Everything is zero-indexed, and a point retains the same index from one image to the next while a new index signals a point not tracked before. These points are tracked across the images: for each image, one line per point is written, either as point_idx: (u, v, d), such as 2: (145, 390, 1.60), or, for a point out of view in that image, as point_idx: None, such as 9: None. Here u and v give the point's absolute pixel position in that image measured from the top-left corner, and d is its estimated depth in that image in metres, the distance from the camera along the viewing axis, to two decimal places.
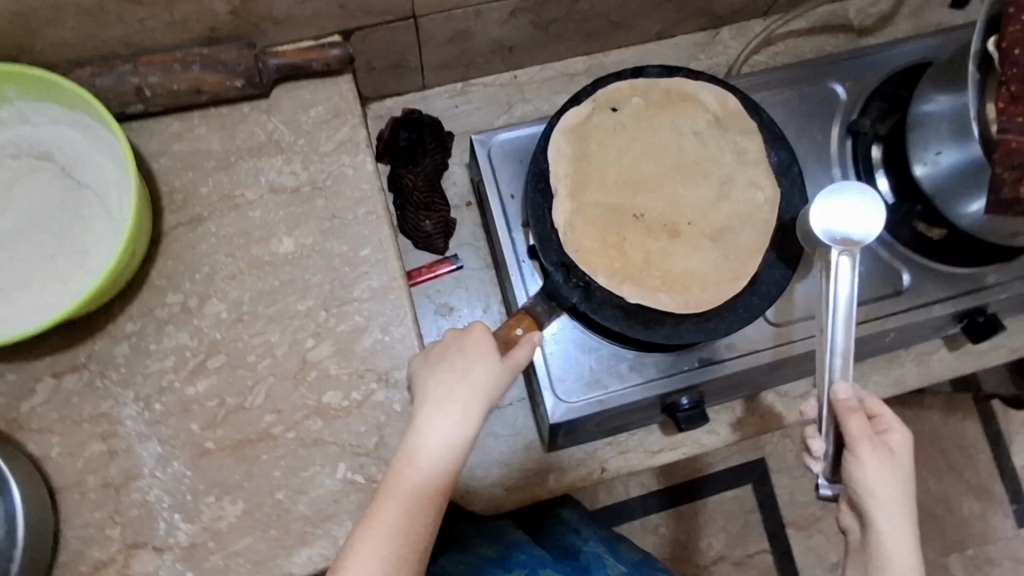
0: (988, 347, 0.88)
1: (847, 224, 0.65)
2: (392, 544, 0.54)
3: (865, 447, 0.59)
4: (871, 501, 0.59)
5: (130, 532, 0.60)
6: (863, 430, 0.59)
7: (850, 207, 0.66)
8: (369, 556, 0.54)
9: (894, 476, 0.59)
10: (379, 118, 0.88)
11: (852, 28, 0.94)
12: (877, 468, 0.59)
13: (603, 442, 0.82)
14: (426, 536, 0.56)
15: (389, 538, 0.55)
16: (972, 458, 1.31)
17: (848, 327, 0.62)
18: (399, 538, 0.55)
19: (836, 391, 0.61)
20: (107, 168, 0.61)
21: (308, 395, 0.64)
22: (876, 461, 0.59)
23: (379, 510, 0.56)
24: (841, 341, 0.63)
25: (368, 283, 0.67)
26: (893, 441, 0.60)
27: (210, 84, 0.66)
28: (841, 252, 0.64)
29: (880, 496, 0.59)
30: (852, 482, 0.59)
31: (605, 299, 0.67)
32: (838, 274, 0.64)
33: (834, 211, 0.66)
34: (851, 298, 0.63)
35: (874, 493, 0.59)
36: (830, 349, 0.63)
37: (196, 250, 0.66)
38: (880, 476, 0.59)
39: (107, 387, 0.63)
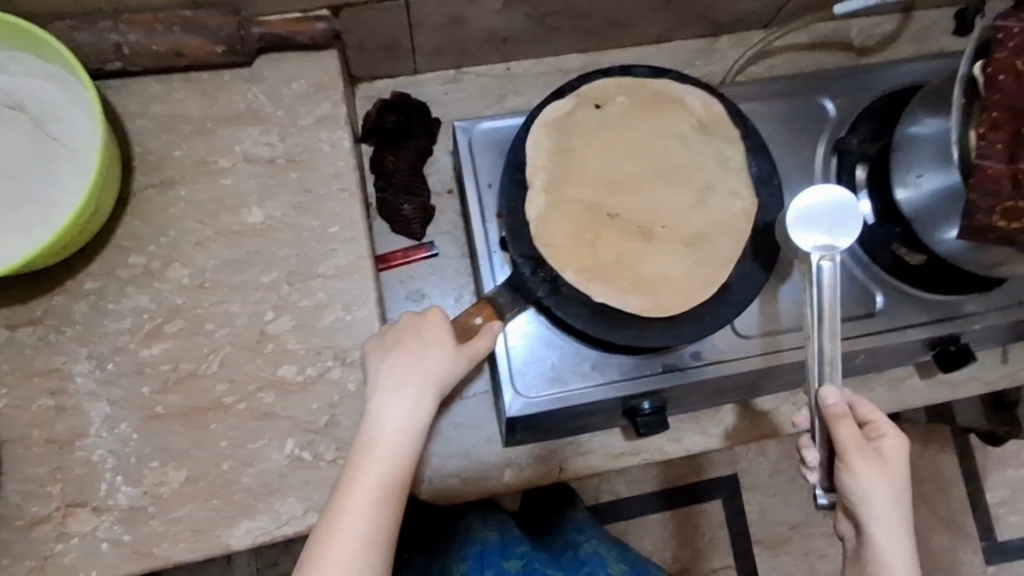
0: (961, 379, 0.88)
1: (825, 230, 0.61)
2: (365, 533, 0.56)
3: (861, 455, 0.59)
4: (865, 505, 0.60)
5: (71, 490, 0.60)
6: (857, 438, 0.59)
7: (826, 210, 0.62)
8: (344, 546, 0.55)
9: (889, 481, 0.60)
10: (367, 99, 0.86)
11: (852, 47, 0.93)
12: (872, 475, 0.59)
13: (564, 441, 0.81)
14: (394, 519, 0.58)
15: (363, 526, 0.56)
16: (946, 491, 1.30)
17: (834, 337, 0.60)
18: (372, 524, 0.56)
19: (824, 396, 0.59)
20: (77, 122, 0.61)
21: (263, 368, 0.64)
22: (871, 468, 0.59)
23: (348, 503, 0.57)
24: (829, 350, 0.60)
25: (334, 261, 0.66)
26: (887, 446, 0.61)
27: (191, 49, 0.64)
28: (821, 258, 0.60)
29: (875, 500, 0.60)
30: (847, 489, 0.60)
31: (572, 296, 0.66)
32: (818, 277, 0.60)
33: (809, 216, 0.62)
34: (834, 299, 0.59)
35: (868, 497, 0.59)
36: (817, 358, 0.60)
37: (165, 213, 0.65)
38: (875, 483, 0.59)
39: (61, 343, 0.62)
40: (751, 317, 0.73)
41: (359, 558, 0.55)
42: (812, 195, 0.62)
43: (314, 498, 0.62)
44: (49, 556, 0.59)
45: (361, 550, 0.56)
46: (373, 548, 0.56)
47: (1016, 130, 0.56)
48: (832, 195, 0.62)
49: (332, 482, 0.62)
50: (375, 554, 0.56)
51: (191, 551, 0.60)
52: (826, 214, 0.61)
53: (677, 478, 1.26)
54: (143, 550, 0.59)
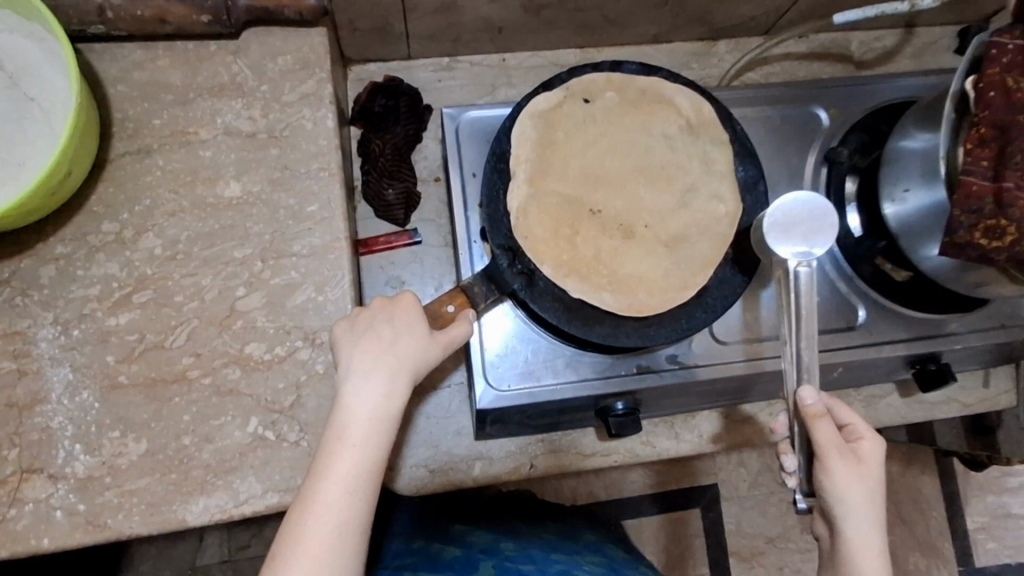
0: (940, 400, 0.87)
1: (800, 236, 0.61)
2: (337, 523, 0.52)
3: (839, 456, 0.58)
4: (844, 509, 0.58)
5: (26, 456, 0.59)
6: (836, 438, 0.58)
7: (801, 216, 0.61)
8: (316, 538, 0.51)
9: (867, 485, 0.59)
10: (359, 82, 0.86)
11: (851, 59, 0.92)
12: (851, 478, 0.58)
13: (536, 437, 0.80)
14: (369, 509, 0.54)
15: (337, 516, 0.52)
16: (925, 514, 1.30)
17: (810, 340, 0.59)
18: (344, 514, 0.52)
19: (801, 396, 0.58)
20: (57, 85, 0.60)
21: (231, 343, 0.63)
22: (850, 471, 0.58)
23: (318, 489, 0.52)
24: (806, 354, 0.59)
25: (308, 240, 0.66)
26: (865, 449, 0.60)
27: (175, 15, 0.64)
28: (798, 264, 0.60)
29: (854, 504, 0.58)
30: (827, 491, 0.58)
31: (547, 290, 0.65)
32: (795, 283, 0.60)
33: (785, 222, 0.61)
34: (812, 305, 0.60)
35: (848, 501, 0.58)
36: (794, 361, 0.60)
37: (138, 181, 0.65)
38: (854, 485, 0.58)
39: (27, 307, 0.62)
40: (731, 324, 0.73)
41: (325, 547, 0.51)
42: (787, 203, 0.62)
43: (273, 478, 0.61)
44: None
45: (333, 541, 0.51)
46: (345, 540, 0.52)
47: (1001, 148, 0.56)
48: (806, 200, 0.61)
49: (293, 464, 0.61)
50: (348, 547, 0.52)
51: (145, 525, 0.59)
52: (802, 219, 0.61)
53: (655, 485, 1.25)
54: (95, 521, 0.58)
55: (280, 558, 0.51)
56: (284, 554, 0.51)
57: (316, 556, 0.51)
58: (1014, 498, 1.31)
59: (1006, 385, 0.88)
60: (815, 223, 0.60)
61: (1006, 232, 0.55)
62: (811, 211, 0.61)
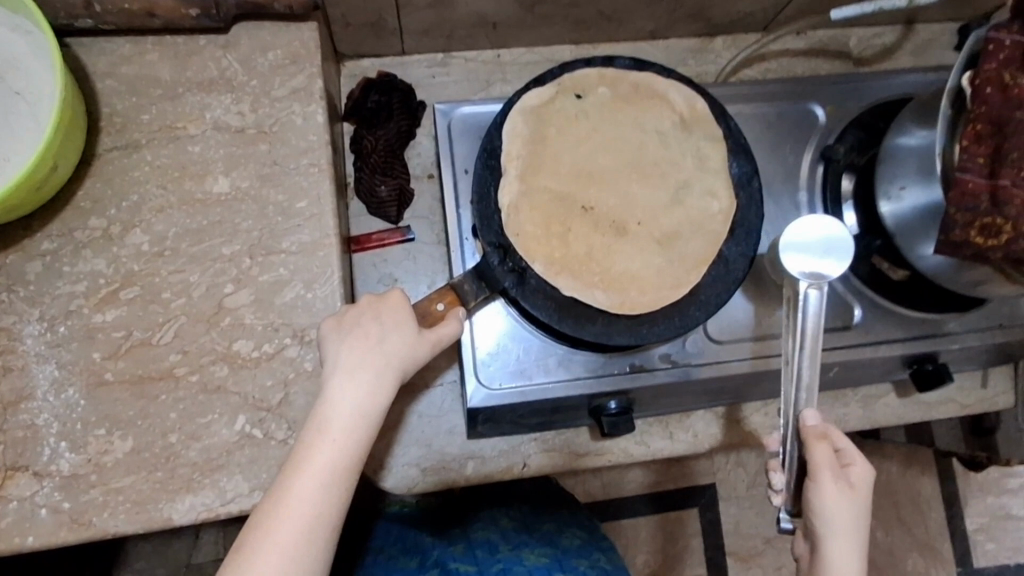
0: (938, 400, 0.86)
1: (814, 258, 0.62)
2: (306, 526, 0.51)
3: (830, 476, 0.57)
4: (827, 530, 0.57)
5: (11, 454, 0.58)
6: (829, 458, 0.58)
7: (817, 238, 0.62)
8: (284, 537, 0.50)
9: (853, 509, 0.58)
10: (352, 78, 0.85)
11: (850, 56, 0.91)
12: (838, 500, 0.57)
13: (528, 437, 0.79)
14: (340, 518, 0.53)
15: (308, 521, 0.51)
16: (924, 516, 1.29)
17: (814, 360, 0.60)
18: (316, 519, 0.51)
19: (804, 417, 0.60)
20: (43, 80, 0.60)
21: (219, 341, 0.62)
22: (838, 492, 0.57)
23: (293, 490, 0.51)
24: (808, 374, 0.60)
25: (298, 237, 0.65)
26: (856, 474, 0.59)
27: (163, 8, 0.63)
28: (809, 285, 0.61)
29: (839, 526, 0.57)
30: (813, 509, 0.58)
31: (539, 287, 0.64)
32: (804, 304, 0.61)
33: (801, 243, 0.62)
34: (818, 325, 0.60)
35: (832, 521, 0.57)
36: (794, 381, 0.61)
37: (126, 176, 0.65)
38: (841, 507, 0.57)
39: (12, 303, 0.61)
40: (726, 324, 0.72)
41: (291, 553, 0.50)
42: (805, 224, 0.63)
43: (261, 477, 0.60)
44: None
45: (300, 544, 0.50)
46: (312, 544, 0.51)
47: (998, 145, 0.55)
48: (826, 224, 0.63)
49: (281, 462, 0.61)
50: (315, 551, 0.51)
51: (130, 523, 0.58)
52: (818, 243, 0.62)
53: (652, 485, 1.25)
54: (80, 519, 0.58)
55: (243, 556, 0.50)
56: (250, 546, 0.50)
57: (282, 556, 0.50)
58: (1014, 499, 1.30)
59: (1005, 386, 0.87)
60: (829, 248, 0.62)
61: (1002, 230, 0.55)
62: (829, 236, 0.62)
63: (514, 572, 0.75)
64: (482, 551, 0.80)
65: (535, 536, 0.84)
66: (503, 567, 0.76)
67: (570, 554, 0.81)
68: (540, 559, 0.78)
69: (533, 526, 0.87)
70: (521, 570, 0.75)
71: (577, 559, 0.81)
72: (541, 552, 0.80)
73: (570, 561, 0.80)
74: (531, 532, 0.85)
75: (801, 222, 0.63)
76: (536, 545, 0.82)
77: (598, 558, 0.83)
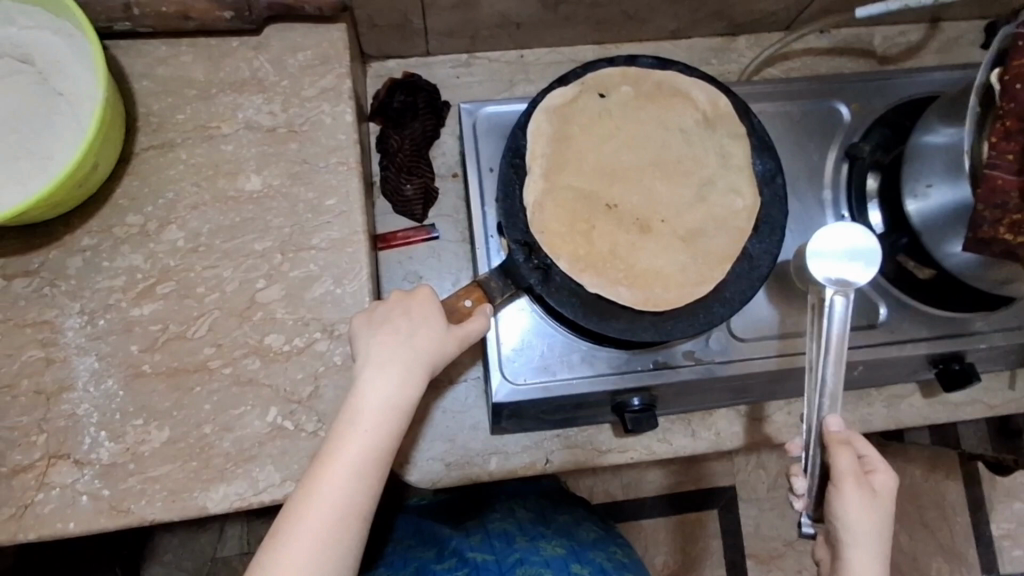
0: (964, 400, 0.85)
1: (840, 265, 0.62)
2: (333, 520, 0.52)
3: (853, 484, 0.57)
4: (849, 537, 0.57)
5: (53, 442, 0.60)
6: (852, 466, 0.57)
7: (843, 246, 0.63)
8: (311, 529, 0.51)
9: (876, 515, 0.58)
10: (378, 78, 0.87)
11: (874, 54, 0.91)
12: (861, 508, 0.57)
13: (551, 433, 0.80)
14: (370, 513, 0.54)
15: (337, 514, 0.52)
16: (949, 520, 1.27)
17: (838, 367, 0.60)
18: (343, 514, 0.52)
19: (826, 424, 0.60)
20: (85, 81, 0.62)
21: (251, 334, 0.64)
22: (860, 500, 0.57)
23: (323, 485, 0.52)
24: (832, 382, 0.60)
25: (328, 233, 0.66)
26: (878, 482, 0.59)
27: (198, 11, 0.65)
28: (835, 292, 0.62)
29: (862, 534, 0.57)
30: (835, 515, 0.58)
31: (564, 284, 0.65)
32: (830, 312, 0.61)
33: (828, 249, 0.63)
34: (843, 331, 0.60)
35: (854, 530, 0.57)
36: (817, 388, 0.60)
37: (162, 175, 0.66)
38: (864, 515, 0.57)
39: (54, 297, 0.63)
40: (749, 321, 0.72)
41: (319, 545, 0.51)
42: (831, 231, 0.63)
43: (291, 467, 0.62)
44: (27, 504, 0.59)
45: (326, 537, 0.51)
46: (339, 537, 0.52)
47: None
48: (853, 232, 0.63)
49: (310, 453, 0.62)
50: (343, 544, 0.52)
51: (166, 511, 0.60)
52: (843, 250, 0.63)
53: (672, 485, 1.25)
54: (119, 506, 0.59)
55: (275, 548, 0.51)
56: (279, 539, 0.51)
57: (310, 549, 0.51)
58: None
59: None
60: (855, 255, 0.62)
61: None
62: (857, 244, 0.63)
63: (534, 558, 0.73)
64: (501, 539, 0.77)
65: (553, 527, 0.84)
66: (523, 554, 0.74)
67: (586, 547, 0.81)
68: (557, 549, 0.77)
69: (550, 518, 0.86)
70: (541, 557, 0.73)
71: (593, 552, 0.80)
72: (558, 543, 0.79)
73: (587, 553, 0.79)
74: (549, 523, 0.84)
75: (826, 229, 0.64)
76: (553, 536, 0.81)
77: (613, 552, 0.83)
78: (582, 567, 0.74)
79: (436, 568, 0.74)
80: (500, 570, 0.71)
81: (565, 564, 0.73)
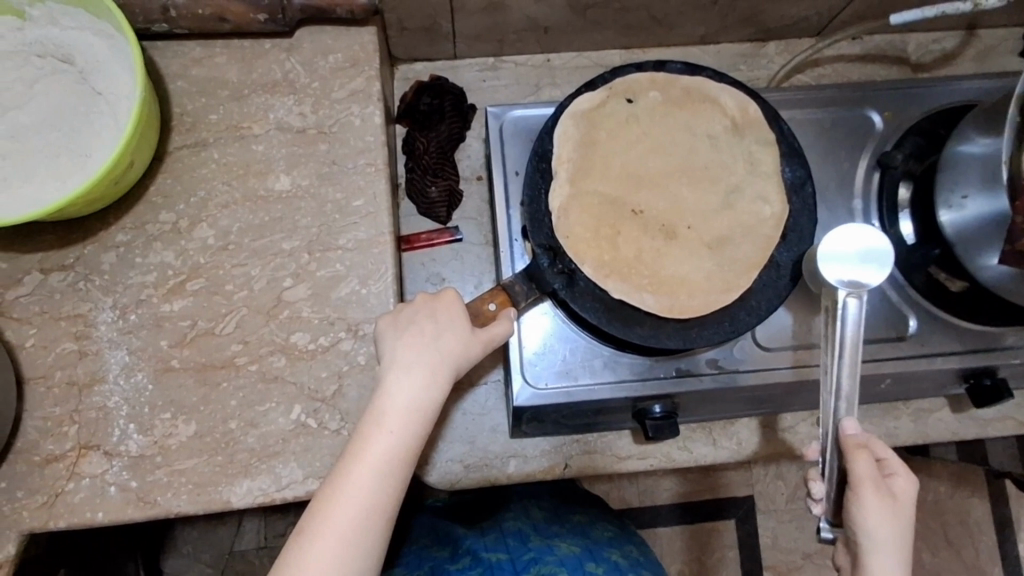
0: (995, 416, 0.83)
1: (853, 267, 0.61)
2: (358, 521, 0.52)
3: (872, 490, 0.56)
4: (869, 544, 0.56)
5: (85, 433, 0.62)
6: (871, 471, 0.56)
7: (855, 248, 0.61)
8: (336, 533, 0.51)
9: (897, 521, 0.56)
10: (405, 81, 0.88)
11: (907, 62, 0.89)
12: (881, 514, 0.56)
13: (570, 438, 0.79)
14: (395, 508, 0.54)
15: (354, 508, 0.52)
16: (975, 538, 1.24)
17: (854, 370, 0.59)
18: (366, 513, 0.52)
19: (843, 428, 0.58)
20: (123, 81, 0.63)
21: (277, 332, 0.65)
22: (880, 505, 0.56)
23: (343, 481, 0.53)
24: (847, 385, 0.59)
25: (354, 234, 0.67)
26: (898, 486, 0.58)
27: (233, 13, 0.66)
28: (848, 294, 0.60)
29: (882, 540, 0.56)
30: (854, 520, 0.56)
31: (588, 289, 0.65)
32: (843, 314, 0.60)
33: (839, 252, 0.61)
34: (858, 333, 0.59)
35: (874, 536, 0.56)
36: (833, 391, 0.59)
37: (195, 173, 0.68)
38: (884, 521, 0.56)
39: (89, 291, 0.65)
40: (775, 331, 0.71)
41: (334, 538, 0.51)
42: (842, 232, 0.62)
43: (314, 465, 0.62)
44: (58, 493, 0.61)
45: (352, 537, 0.52)
46: (364, 537, 0.52)
47: None
48: (863, 233, 0.62)
49: (333, 451, 0.63)
50: (367, 543, 0.52)
51: (191, 504, 0.61)
52: (855, 252, 0.61)
53: (689, 494, 1.24)
54: (146, 498, 0.61)
55: (300, 543, 0.52)
56: (304, 542, 0.51)
57: (335, 549, 0.51)
58: None
59: None
60: (868, 257, 0.61)
61: None
62: (869, 246, 0.61)
63: (549, 558, 0.73)
64: (515, 538, 0.77)
65: (568, 526, 0.83)
66: (537, 553, 0.73)
67: (601, 545, 0.80)
68: (572, 548, 0.77)
69: (564, 517, 0.86)
70: (556, 556, 0.73)
71: (608, 551, 0.79)
72: (573, 541, 0.79)
73: (602, 551, 0.79)
74: (564, 522, 0.84)
75: (837, 231, 0.62)
76: (568, 535, 0.80)
77: (628, 551, 0.82)
78: (598, 565, 0.74)
79: (451, 568, 0.75)
80: (514, 570, 0.71)
81: (580, 562, 0.73)
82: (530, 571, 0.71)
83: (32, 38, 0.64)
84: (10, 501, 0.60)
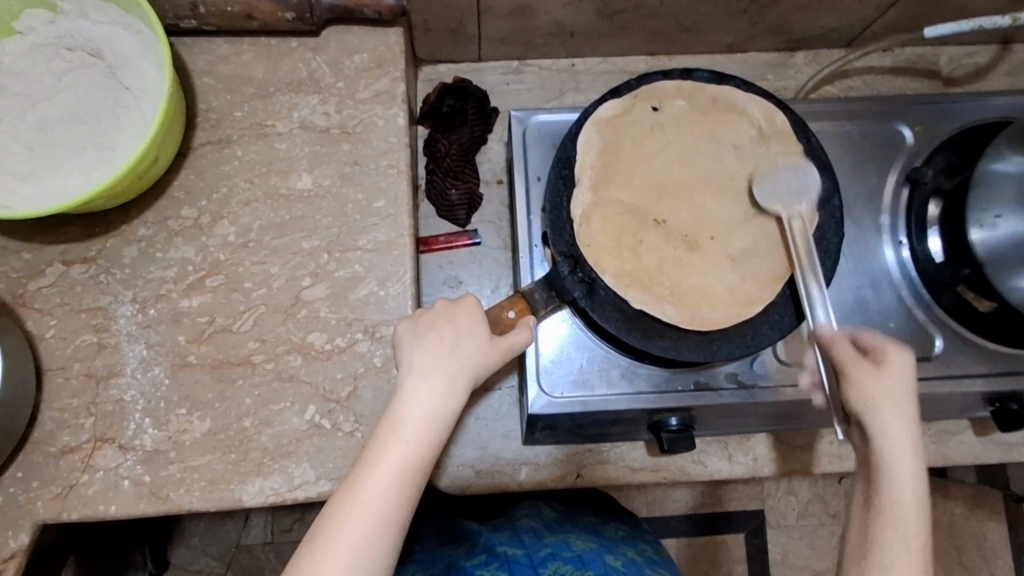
0: (1017, 441, 0.81)
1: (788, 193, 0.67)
2: (375, 518, 0.51)
3: (854, 365, 0.56)
4: (870, 420, 0.54)
5: (101, 425, 0.62)
6: (849, 351, 0.57)
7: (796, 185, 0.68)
8: (356, 529, 0.51)
9: (893, 393, 0.55)
10: (428, 82, 0.87)
11: (939, 75, 0.88)
12: (873, 386, 0.55)
13: (583, 447, 0.78)
14: (412, 508, 0.53)
15: (373, 503, 0.52)
16: (990, 563, 1.21)
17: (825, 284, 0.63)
18: (385, 510, 0.52)
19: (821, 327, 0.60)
20: (150, 75, 0.64)
21: (294, 331, 0.65)
22: (868, 377, 0.55)
23: (363, 479, 0.53)
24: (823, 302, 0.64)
25: (374, 235, 0.67)
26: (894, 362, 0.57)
27: (261, 12, 0.66)
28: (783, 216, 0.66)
29: (880, 412, 0.54)
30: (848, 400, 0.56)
31: (608, 299, 0.64)
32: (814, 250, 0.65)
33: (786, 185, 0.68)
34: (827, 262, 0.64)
35: (872, 411, 0.54)
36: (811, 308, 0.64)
37: (218, 170, 0.68)
38: (876, 393, 0.55)
39: (109, 284, 0.65)
40: (796, 346, 0.70)
41: (350, 527, 0.51)
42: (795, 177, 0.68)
43: (327, 465, 0.62)
44: (73, 485, 0.61)
45: (371, 534, 0.51)
46: (384, 534, 0.51)
47: None
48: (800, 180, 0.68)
49: (346, 454, 0.62)
50: (385, 541, 0.51)
51: (203, 501, 0.61)
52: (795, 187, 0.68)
53: (699, 506, 1.22)
54: (159, 493, 0.61)
55: (316, 543, 0.51)
56: (323, 539, 0.51)
57: (352, 546, 0.50)
58: None
59: None
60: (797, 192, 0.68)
61: None
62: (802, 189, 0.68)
63: (567, 554, 0.71)
64: (531, 535, 0.76)
65: (581, 527, 0.81)
66: (553, 549, 0.71)
67: (616, 542, 0.79)
68: (588, 543, 0.75)
69: (577, 518, 0.83)
70: (573, 552, 0.71)
71: (624, 548, 0.78)
72: (588, 538, 0.77)
73: (617, 548, 0.77)
74: (577, 523, 0.82)
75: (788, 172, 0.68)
76: (582, 533, 0.79)
77: (643, 550, 0.81)
78: (616, 558, 0.73)
79: (467, 564, 0.72)
80: (532, 565, 0.69)
81: (598, 556, 0.72)
82: (548, 566, 0.68)
83: (62, 30, 0.65)
84: (25, 491, 0.60)
